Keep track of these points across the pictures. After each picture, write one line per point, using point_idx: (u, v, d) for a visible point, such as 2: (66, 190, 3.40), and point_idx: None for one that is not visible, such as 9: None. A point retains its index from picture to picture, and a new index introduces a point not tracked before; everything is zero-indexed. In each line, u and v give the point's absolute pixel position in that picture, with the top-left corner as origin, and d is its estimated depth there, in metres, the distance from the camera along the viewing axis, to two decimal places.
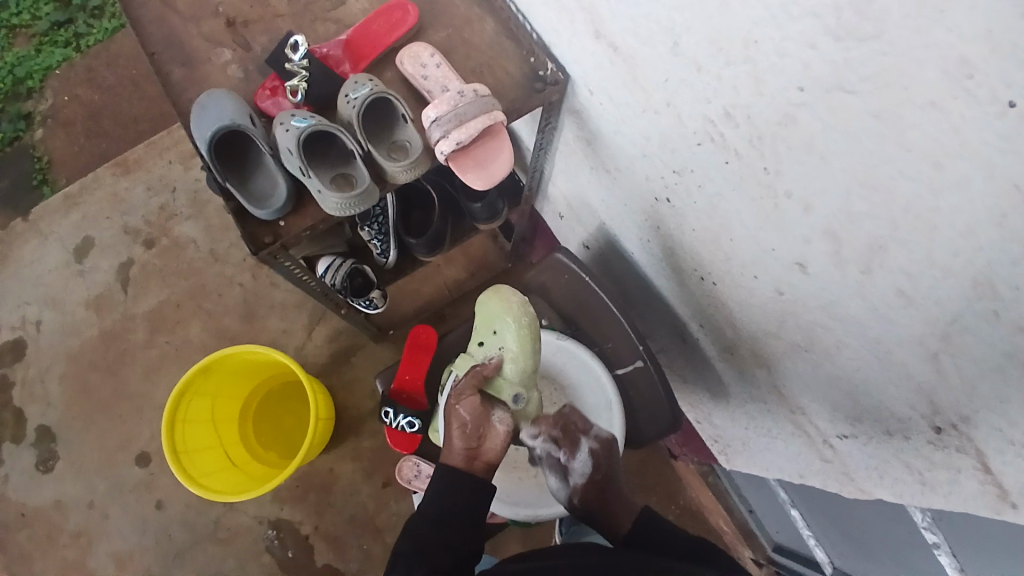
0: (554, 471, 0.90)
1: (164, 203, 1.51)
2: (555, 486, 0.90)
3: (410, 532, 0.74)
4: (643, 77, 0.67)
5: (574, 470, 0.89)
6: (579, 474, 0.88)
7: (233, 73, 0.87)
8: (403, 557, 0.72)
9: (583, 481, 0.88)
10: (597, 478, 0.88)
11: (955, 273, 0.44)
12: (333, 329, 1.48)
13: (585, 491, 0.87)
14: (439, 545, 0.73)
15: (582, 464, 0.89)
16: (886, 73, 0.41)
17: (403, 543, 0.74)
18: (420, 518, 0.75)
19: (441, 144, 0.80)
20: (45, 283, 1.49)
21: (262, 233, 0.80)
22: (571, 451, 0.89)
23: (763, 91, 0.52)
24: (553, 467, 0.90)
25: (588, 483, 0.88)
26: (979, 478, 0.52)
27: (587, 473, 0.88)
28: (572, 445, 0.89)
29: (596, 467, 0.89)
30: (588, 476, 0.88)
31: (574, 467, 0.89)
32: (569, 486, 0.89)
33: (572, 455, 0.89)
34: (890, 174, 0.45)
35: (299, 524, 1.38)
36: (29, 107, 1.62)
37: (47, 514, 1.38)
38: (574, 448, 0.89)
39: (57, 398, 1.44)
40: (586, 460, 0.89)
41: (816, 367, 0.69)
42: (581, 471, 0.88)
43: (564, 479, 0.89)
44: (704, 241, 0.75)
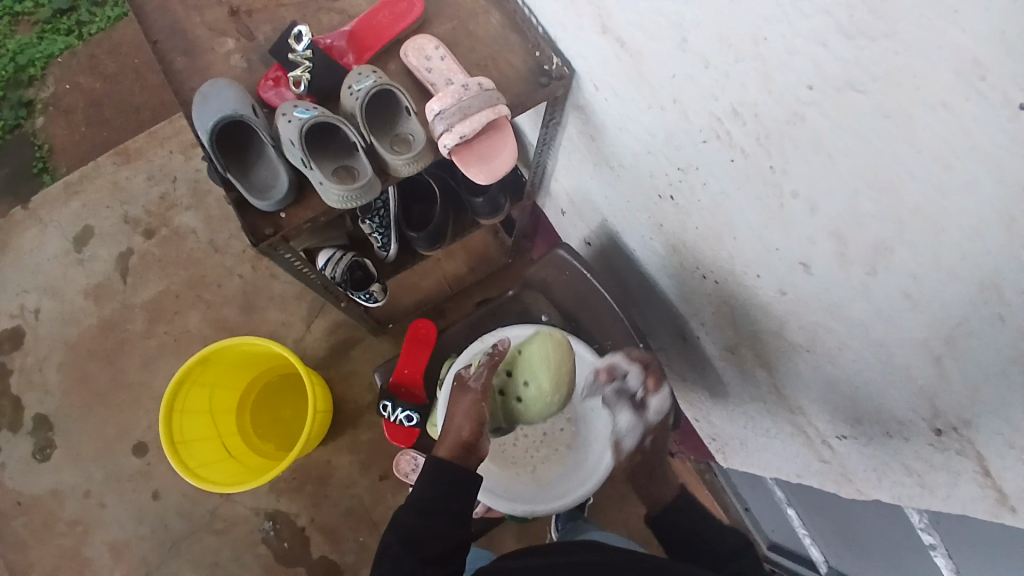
0: (629, 405, 0.92)
1: (165, 193, 1.51)
2: (629, 425, 0.92)
3: (397, 523, 0.73)
4: (650, 73, 0.67)
5: (653, 406, 0.91)
6: (656, 410, 0.91)
7: (236, 63, 0.86)
8: (389, 549, 0.71)
9: (659, 417, 0.91)
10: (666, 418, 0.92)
11: (961, 276, 0.44)
12: (332, 322, 1.47)
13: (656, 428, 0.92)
14: (425, 534, 0.71)
15: (664, 401, 0.90)
16: (898, 73, 0.41)
17: (391, 534, 0.73)
18: (406, 510, 0.73)
19: (444, 137, 0.79)
20: (44, 271, 1.48)
21: (263, 225, 0.79)
22: (656, 385, 0.90)
23: (771, 88, 0.52)
24: (628, 403, 0.92)
25: (660, 419, 0.92)
26: (979, 481, 0.52)
27: (666, 409, 0.90)
28: (658, 379, 0.90)
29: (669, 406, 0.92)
30: (664, 412, 0.91)
31: (654, 402, 0.90)
32: (644, 428, 0.92)
33: (657, 389, 0.90)
34: (898, 174, 0.45)
35: (296, 516, 1.38)
36: (30, 94, 1.61)
37: (43, 503, 1.38)
38: (659, 383, 0.90)
39: (55, 386, 1.43)
40: (665, 398, 0.90)
41: (817, 367, 0.68)
42: (658, 408, 0.91)
43: (641, 416, 0.91)
44: (707, 239, 0.75)
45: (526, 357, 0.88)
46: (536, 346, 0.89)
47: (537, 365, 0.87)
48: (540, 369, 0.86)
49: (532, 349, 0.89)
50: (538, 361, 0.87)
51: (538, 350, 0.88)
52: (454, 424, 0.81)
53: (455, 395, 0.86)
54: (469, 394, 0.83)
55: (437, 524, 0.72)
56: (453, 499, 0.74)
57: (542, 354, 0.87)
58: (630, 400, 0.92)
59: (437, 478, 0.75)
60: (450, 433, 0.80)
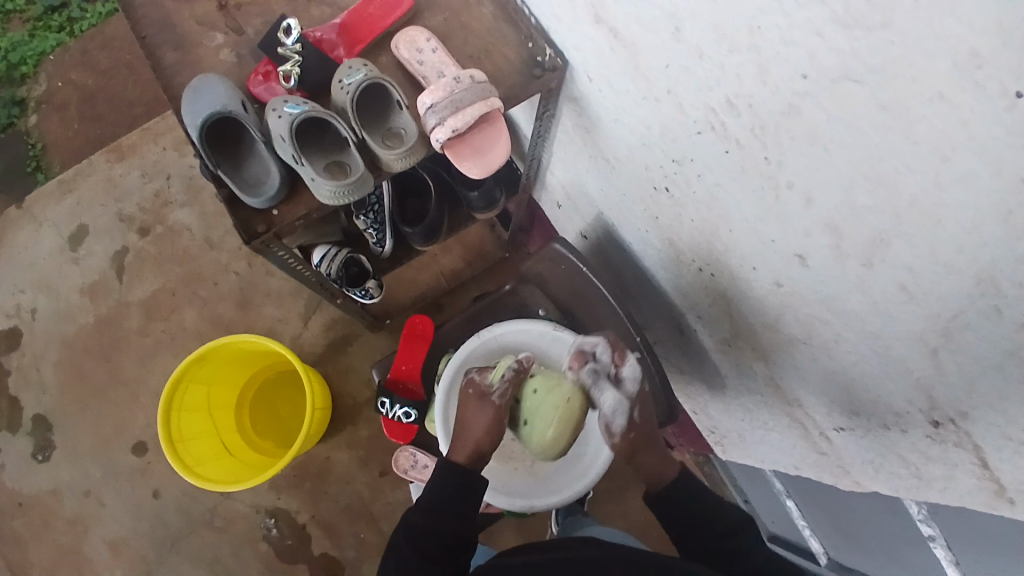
0: (608, 381, 0.86)
1: (159, 189, 1.50)
2: (614, 402, 0.85)
3: (404, 524, 0.75)
4: (644, 64, 0.66)
5: (626, 378, 0.87)
6: (632, 380, 0.87)
7: (226, 58, 0.85)
8: (396, 547, 0.74)
9: (637, 387, 0.87)
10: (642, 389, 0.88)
11: (958, 268, 0.44)
12: (329, 318, 1.47)
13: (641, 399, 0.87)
14: (430, 533, 0.73)
15: (635, 369, 0.87)
16: (894, 64, 0.40)
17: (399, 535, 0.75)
18: (413, 511, 0.76)
19: (436, 131, 0.79)
20: (39, 269, 1.47)
21: (255, 222, 0.79)
22: (622, 355, 0.88)
23: (766, 80, 0.51)
24: (605, 380, 0.86)
25: (638, 390, 0.87)
26: (976, 474, 0.52)
27: (639, 378, 0.87)
28: (623, 351, 0.89)
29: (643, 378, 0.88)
30: (639, 382, 0.87)
31: (625, 374, 0.87)
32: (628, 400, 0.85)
33: (625, 358, 0.88)
34: (894, 167, 0.44)
35: (295, 512, 1.38)
36: (23, 92, 1.60)
37: (42, 502, 1.38)
38: (625, 353, 0.89)
39: (51, 385, 1.43)
40: (636, 366, 0.88)
41: (815, 360, 0.68)
42: (633, 378, 0.87)
43: (620, 389, 0.86)
44: (703, 232, 0.74)
45: (538, 399, 0.84)
46: (551, 391, 0.84)
47: (547, 414, 0.83)
48: (548, 420, 0.83)
49: (547, 393, 0.84)
50: (547, 412, 0.83)
51: (551, 396, 0.84)
52: (474, 433, 0.82)
53: (472, 400, 0.86)
54: (491, 405, 0.84)
55: (443, 523, 0.74)
56: (460, 500, 0.76)
57: (551, 407, 0.83)
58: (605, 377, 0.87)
59: (445, 480, 0.77)
60: (470, 442, 0.82)
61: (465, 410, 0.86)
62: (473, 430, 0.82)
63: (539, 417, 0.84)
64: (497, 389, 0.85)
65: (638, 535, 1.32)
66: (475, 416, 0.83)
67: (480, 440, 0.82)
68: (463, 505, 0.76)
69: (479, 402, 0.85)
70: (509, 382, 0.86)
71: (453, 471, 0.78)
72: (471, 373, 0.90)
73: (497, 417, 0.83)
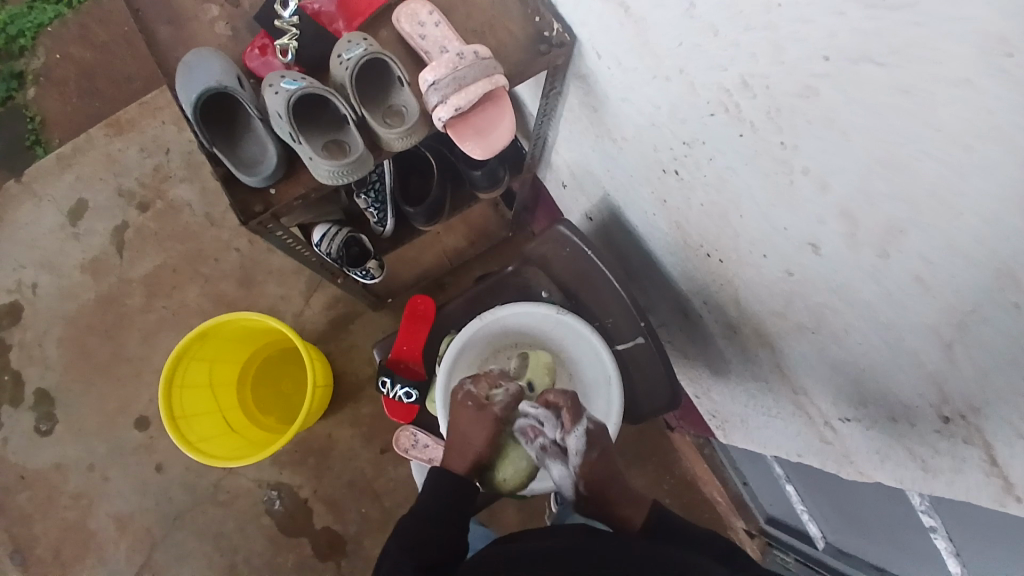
0: (554, 456, 0.81)
1: (159, 165, 1.48)
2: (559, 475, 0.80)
3: (397, 532, 0.74)
4: (654, 41, 0.63)
5: (573, 449, 0.80)
6: (577, 453, 0.80)
7: (221, 31, 0.82)
8: (390, 554, 0.71)
9: (582, 461, 0.80)
10: (592, 457, 0.80)
11: (976, 261, 0.42)
12: (331, 297, 1.46)
13: (588, 473, 0.79)
14: (425, 540, 0.72)
15: (579, 441, 0.80)
16: (918, 46, 0.38)
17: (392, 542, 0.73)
18: (410, 518, 0.75)
19: (438, 110, 0.77)
20: (40, 245, 1.46)
21: (253, 201, 0.77)
22: (571, 423, 0.81)
23: (783, 59, 0.48)
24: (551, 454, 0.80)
25: (585, 463, 0.80)
26: (985, 469, 0.51)
27: (583, 452, 0.79)
28: (575, 415, 0.81)
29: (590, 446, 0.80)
30: (586, 454, 0.80)
31: (571, 446, 0.80)
32: (571, 473, 0.79)
33: (569, 430, 0.80)
34: (913, 153, 0.42)
35: (299, 488, 1.39)
36: (21, 65, 1.56)
37: (47, 477, 1.39)
38: (575, 420, 0.81)
39: (55, 361, 1.43)
40: (583, 437, 0.80)
41: (822, 349, 0.67)
42: (579, 451, 0.80)
43: (566, 462, 0.80)
44: (712, 216, 0.72)
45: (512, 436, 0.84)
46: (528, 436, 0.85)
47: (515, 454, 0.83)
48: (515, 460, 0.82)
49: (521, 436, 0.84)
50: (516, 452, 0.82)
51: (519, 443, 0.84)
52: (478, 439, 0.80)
53: (472, 410, 0.82)
54: (494, 417, 0.81)
55: (438, 529, 0.73)
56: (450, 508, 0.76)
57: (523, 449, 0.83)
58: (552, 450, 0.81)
59: (440, 486, 0.78)
60: (470, 452, 0.79)
61: (464, 418, 0.82)
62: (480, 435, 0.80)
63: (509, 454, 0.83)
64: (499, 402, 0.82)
65: None
66: (478, 423, 0.80)
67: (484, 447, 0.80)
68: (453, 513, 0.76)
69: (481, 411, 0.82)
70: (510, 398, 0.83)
71: (446, 480, 0.78)
72: (466, 384, 0.86)
73: (500, 428, 0.81)
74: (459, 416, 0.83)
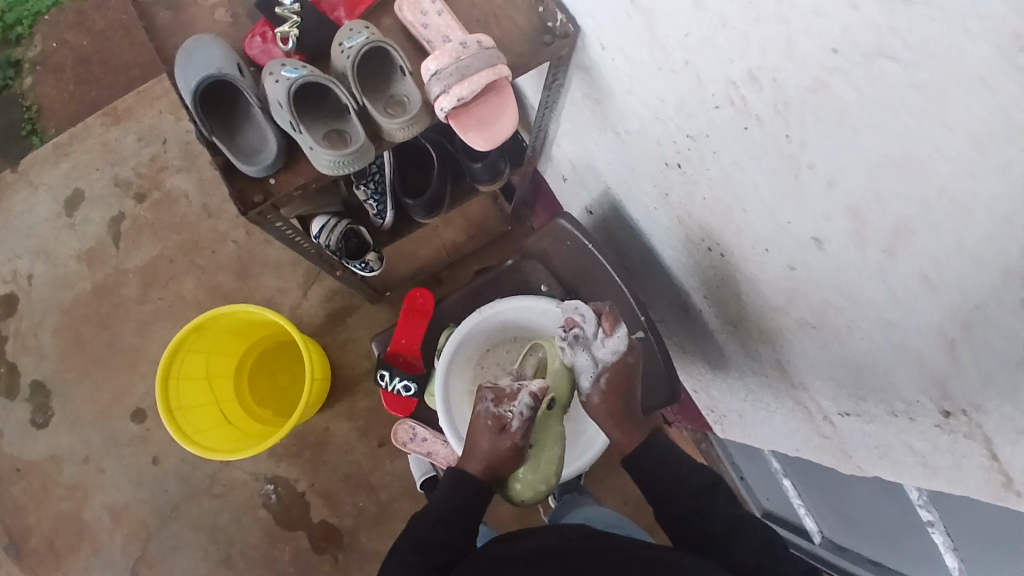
0: (582, 348, 0.86)
1: (156, 154, 1.47)
2: (584, 367, 0.86)
3: (411, 529, 0.75)
4: (662, 34, 0.62)
5: (607, 346, 0.85)
6: (610, 352, 0.85)
7: (221, 18, 0.81)
8: (401, 551, 0.73)
9: (614, 361, 0.85)
10: (626, 360, 0.85)
11: (985, 262, 0.42)
12: (328, 289, 1.45)
13: (613, 371, 0.84)
14: (438, 541, 0.73)
15: (618, 341, 0.85)
16: (934, 41, 0.37)
17: (404, 539, 0.75)
18: (421, 517, 0.76)
19: (441, 100, 0.76)
20: (35, 234, 1.45)
21: (251, 191, 0.76)
22: (611, 328, 0.85)
23: (794, 53, 0.48)
24: (581, 345, 0.86)
25: (616, 362, 0.85)
26: (986, 465, 0.51)
27: (621, 352, 0.85)
28: (614, 321, 0.85)
29: (628, 349, 0.86)
30: (621, 357, 0.85)
31: (608, 344, 0.85)
32: (597, 368, 0.85)
33: (611, 332, 0.85)
34: (927, 152, 0.42)
35: (295, 481, 1.39)
36: (18, 53, 1.55)
37: (43, 467, 1.39)
38: (614, 326, 0.85)
39: (50, 351, 1.42)
40: (621, 341, 0.85)
41: (824, 345, 0.67)
42: (613, 352, 0.85)
43: (594, 357, 0.85)
44: (714, 211, 0.72)
45: (530, 462, 0.83)
46: (547, 461, 0.84)
47: (532, 478, 0.83)
48: (531, 484, 0.82)
49: (540, 461, 0.83)
50: (532, 477, 0.82)
51: (539, 462, 0.84)
52: (500, 460, 0.79)
53: (490, 433, 0.79)
54: (513, 446, 0.79)
55: (440, 530, 0.74)
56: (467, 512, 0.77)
57: (540, 476, 0.83)
58: (584, 340, 0.86)
59: (459, 487, 0.78)
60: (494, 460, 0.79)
61: (481, 438, 0.80)
62: (492, 459, 0.79)
63: (526, 478, 0.83)
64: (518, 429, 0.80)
65: (632, 511, 1.32)
66: (497, 449, 0.79)
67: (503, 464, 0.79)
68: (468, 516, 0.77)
69: (500, 436, 0.80)
70: (528, 422, 0.81)
71: (467, 486, 0.78)
72: (487, 402, 0.82)
73: (515, 454, 0.80)
74: (477, 433, 0.81)
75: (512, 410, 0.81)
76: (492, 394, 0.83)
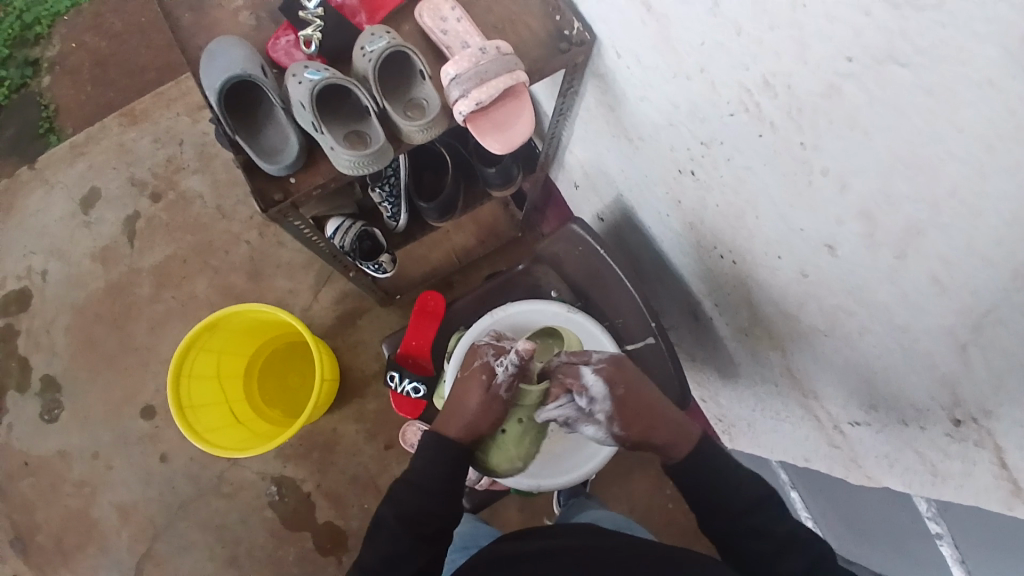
0: (582, 423, 0.75)
1: (171, 155, 1.49)
2: (597, 435, 0.75)
3: (392, 498, 0.74)
4: (676, 39, 0.63)
5: (597, 405, 0.73)
6: (605, 403, 0.73)
7: (244, 20, 0.83)
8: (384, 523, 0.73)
9: (614, 403, 0.73)
10: (623, 390, 0.73)
11: (995, 263, 0.42)
12: (339, 291, 1.46)
13: (624, 412, 0.74)
14: (423, 513, 0.72)
15: (600, 387, 0.72)
16: (943, 45, 0.38)
17: (386, 509, 0.74)
18: (403, 485, 0.74)
19: (459, 104, 0.77)
20: (51, 233, 1.47)
21: (271, 190, 0.78)
22: (582, 386, 0.73)
23: (807, 58, 0.49)
24: (578, 422, 0.75)
25: (619, 402, 0.73)
26: (995, 474, 0.50)
27: (610, 392, 0.72)
28: (578, 377, 0.73)
29: (617, 382, 0.73)
30: (614, 393, 0.73)
31: (597, 403, 0.73)
32: (609, 428, 0.74)
33: (586, 392, 0.73)
34: (936, 154, 0.42)
35: (302, 482, 1.39)
36: (36, 53, 1.58)
37: (51, 464, 1.40)
38: (583, 383, 0.73)
39: (62, 348, 1.44)
40: (601, 378, 0.73)
41: (836, 352, 0.67)
42: (606, 397, 0.73)
43: (595, 422, 0.74)
44: (727, 216, 0.73)
45: (511, 437, 0.79)
46: (527, 442, 0.80)
47: (511, 452, 0.80)
48: (509, 457, 0.80)
49: (521, 439, 0.80)
50: (510, 452, 0.80)
51: (524, 437, 0.80)
52: (478, 416, 0.75)
53: (479, 388, 0.75)
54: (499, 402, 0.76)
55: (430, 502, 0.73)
56: (449, 481, 0.74)
57: (519, 452, 0.80)
58: (577, 419, 0.75)
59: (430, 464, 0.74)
60: (472, 422, 0.75)
61: (468, 393, 0.76)
62: (474, 418, 0.75)
63: (506, 449, 0.80)
64: (505, 385, 0.75)
65: (640, 517, 1.33)
66: (482, 407, 0.75)
67: (477, 425, 0.76)
68: (451, 486, 0.74)
69: (488, 392, 0.75)
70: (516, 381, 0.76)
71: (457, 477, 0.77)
72: (487, 355, 0.78)
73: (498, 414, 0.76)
74: (466, 387, 0.77)
75: (501, 364, 0.76)
76: (493, 349, 0.79)
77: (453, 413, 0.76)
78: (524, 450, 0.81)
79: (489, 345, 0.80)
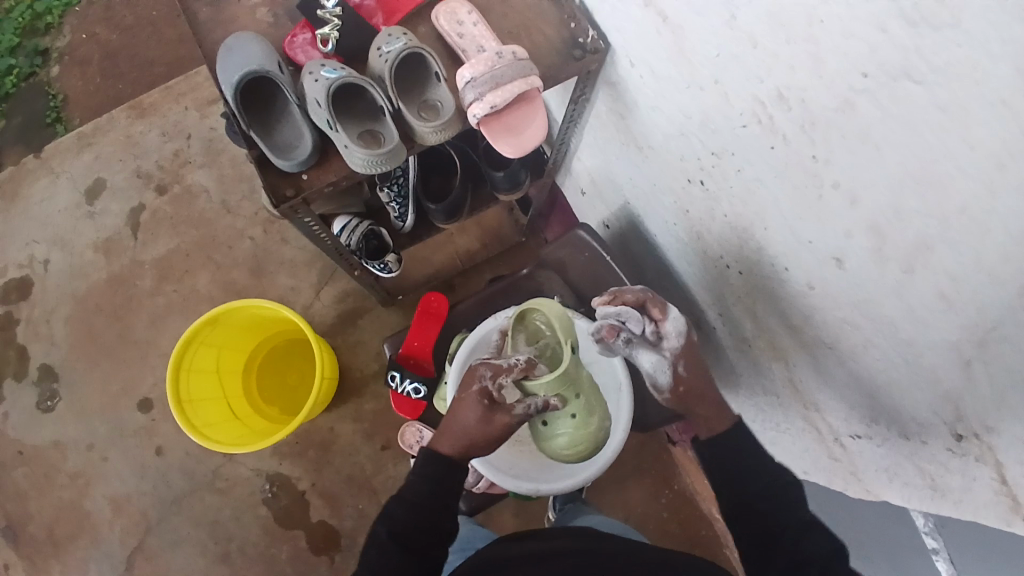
0: (642, 347, 0.80)
1: (178, 149, 1.49)
2: (653, 365, 0.80)
3: (386, 514, 0.73)
4: (690, 50, 0.64)
5: (669, 333, 0.79)
6: (676, 336, 0.79)
7: (262, 17, 0.84)
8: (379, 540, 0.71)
9: (683, 341, 0.79)
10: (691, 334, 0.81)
11: (1003, 281, 0.42)
12: (341, 290, 1.46)
13: (687, 353, 0.80)
14: (413, 528, 0.71)
15: (677, 323, 0.79)
16: (959, 64, 0.39)
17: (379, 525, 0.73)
18: (396, 500, 0.73)
19: (473, 106, 0.78)
20: (54, 223, 1.47)
21: (284, 186, 0.78)
22: (661, 312, 0.80)
23: (822, 73, 0.49)
24: (637, 343, 0.80)
25: (685, 342, 0.80)
26: (994, 488, 0.51)
27: (685, 330, 0.79)
28: (661, 306, 0.80)
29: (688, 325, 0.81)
30: (685, 334, 0.79)
31: (668, 331, 0.79)
32: (669, 360, 0.79)
33: (663, 315, 0.80)
34: (948, 171, 0.43)
35: (297, 480, 1.39)
36: (46, 42, 1.59)
37: (46, 454, 1.39)
38: (664, 310, 0.80)
39: (61, 338, 1.44)
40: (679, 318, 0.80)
41: (839, 365, 0.67)
42: (678, 334, 0.79)
43: (659, 349, 0.79)
44: (735, 228, 0.73)
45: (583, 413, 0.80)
46: (594, 403, 0.81)
47: (588, 423, 0.81)
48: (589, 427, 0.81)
49: (589, 409, 0.80)
50: (591, 424, 0.81)
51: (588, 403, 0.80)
52: (474, 438, 0.73)
53: (478, 412, 0.72)
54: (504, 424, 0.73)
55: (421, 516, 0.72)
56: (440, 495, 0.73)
57: (595, 419, 0.81)
58: (637, 340, 0.80)
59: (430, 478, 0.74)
60: (468, 442, 0.73)
61: (464, 415, 0.72)
62: (470, 440, 0.73)
63: (583, 425, 0.80)
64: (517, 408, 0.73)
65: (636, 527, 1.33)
66: (482, 429, 0.72)
67: (493, 437, 0.74)
68: (443, 500, 0.74)
69: (489, 416, 0.72)
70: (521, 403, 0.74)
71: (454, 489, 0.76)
72: (485, 379, 0.73)
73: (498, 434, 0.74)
74: (462, 408, 0.73)
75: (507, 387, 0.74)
76: (489, 369, 0.74)
77: (448, 432, 0.73)
78: (596, 410, 0.82)
79: (485, 365, 0.74)
